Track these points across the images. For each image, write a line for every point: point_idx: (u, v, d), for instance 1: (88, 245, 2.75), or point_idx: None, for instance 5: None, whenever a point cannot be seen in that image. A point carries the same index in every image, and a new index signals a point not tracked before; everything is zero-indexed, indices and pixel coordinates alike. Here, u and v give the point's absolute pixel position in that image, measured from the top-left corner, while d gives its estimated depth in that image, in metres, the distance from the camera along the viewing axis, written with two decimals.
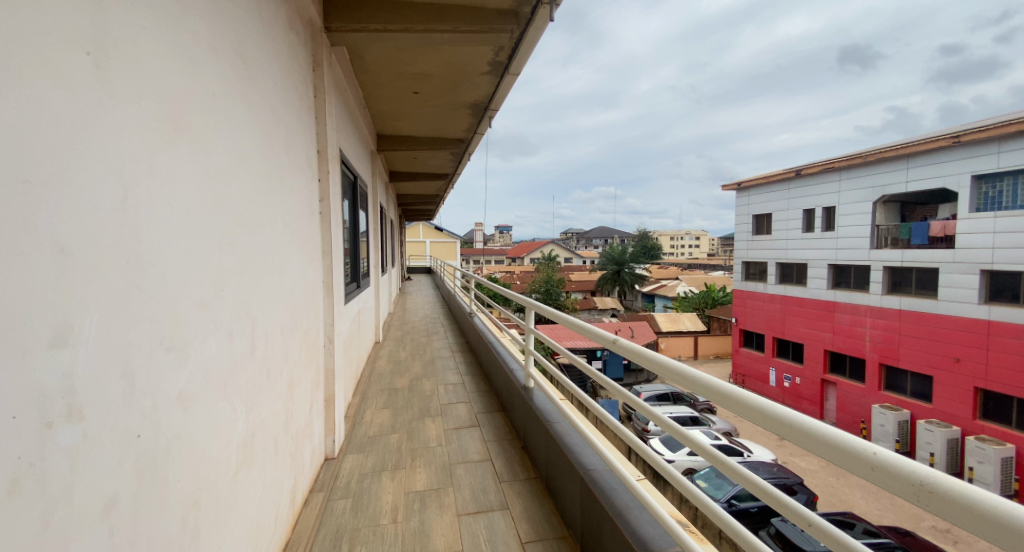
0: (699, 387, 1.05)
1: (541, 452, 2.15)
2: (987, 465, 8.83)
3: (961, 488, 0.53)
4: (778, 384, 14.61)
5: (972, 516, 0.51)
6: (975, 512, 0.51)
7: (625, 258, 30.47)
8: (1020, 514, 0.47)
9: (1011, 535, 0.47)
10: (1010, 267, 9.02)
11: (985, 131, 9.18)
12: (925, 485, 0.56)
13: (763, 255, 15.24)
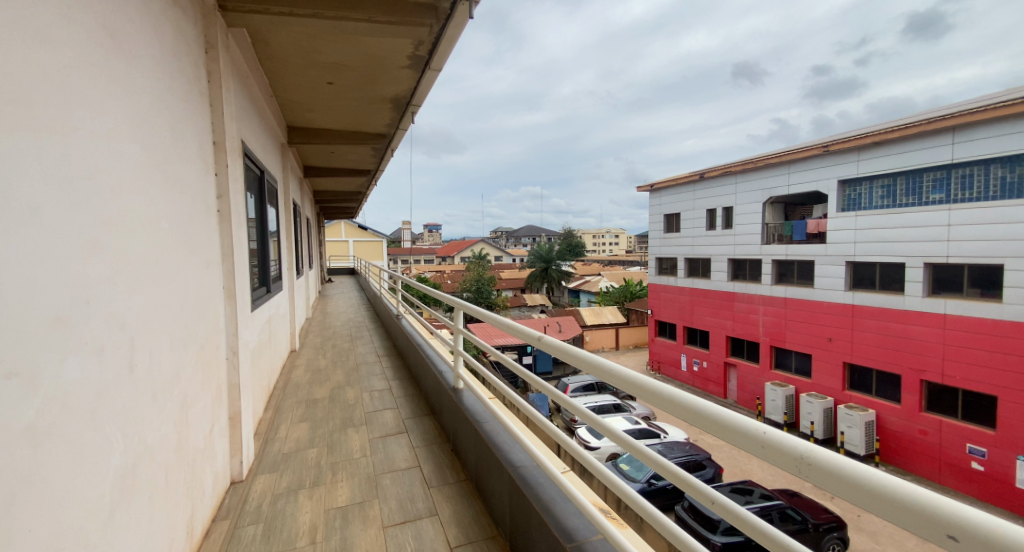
0: (618, 380, 1.11)
1: (470, 453, 2.14)
2: (854, 429, 10.34)
3: (831, 460, 0.61)
4: (689, 368, 15.95)
5: (843, 484, 0.59)
6: (856, 483, 0.58)
7: (552, 256, 31.35)
8: (876, 478, 0.55)
9: (872, 498, 0.56)
10: (868, 258, 10.58)
11: (848, 143, 10.73)
12: (802, 459, 0.64)
13: (675, 251, 16.49)
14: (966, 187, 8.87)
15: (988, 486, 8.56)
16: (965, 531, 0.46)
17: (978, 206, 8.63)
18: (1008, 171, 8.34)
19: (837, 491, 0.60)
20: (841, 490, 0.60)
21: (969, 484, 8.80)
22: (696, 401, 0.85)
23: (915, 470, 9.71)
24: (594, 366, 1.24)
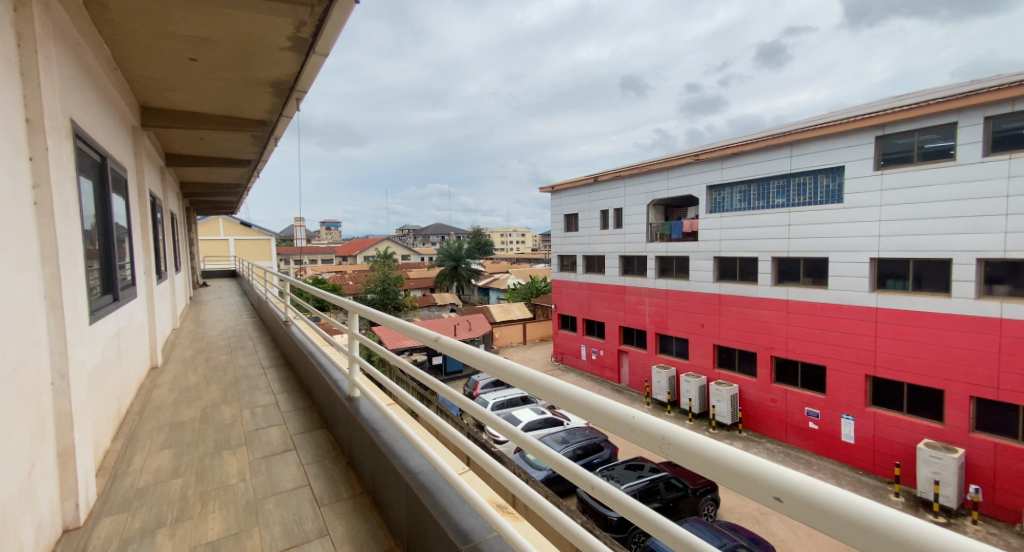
0: (510, 376, 1.14)
1: (367, 464, 2.03)
2: (722, 402, 11.87)
3: (685, 436, 0.72)
4: (588, 357, 17.00)
5: (691, 457, 0.70)
6: (702, 455, 0.69)
7: (461, 254, 31.23)
8: (711, 447, 0.67)
9: (706, 464, 0.68)
10: (732, 253, 12.17)
11: (714, 153, 12.29)
12: (662, 438, 0.74)
13: (574, 249, 17.48)
14: (801, 193, 10.67)
15: (822, 441, 10.39)
16: (782, 489, 0.59)
17: (810, 209, 10.40)
18: (830, 180, 10.16)
19: (702, 470, 0.69)
20: (700, 466, 0.69)
21: (808, 441, 10.61)
22: (584, 394, 0.91)
23: (768, 433, 11.44)
24: (490, 365, 1.24)
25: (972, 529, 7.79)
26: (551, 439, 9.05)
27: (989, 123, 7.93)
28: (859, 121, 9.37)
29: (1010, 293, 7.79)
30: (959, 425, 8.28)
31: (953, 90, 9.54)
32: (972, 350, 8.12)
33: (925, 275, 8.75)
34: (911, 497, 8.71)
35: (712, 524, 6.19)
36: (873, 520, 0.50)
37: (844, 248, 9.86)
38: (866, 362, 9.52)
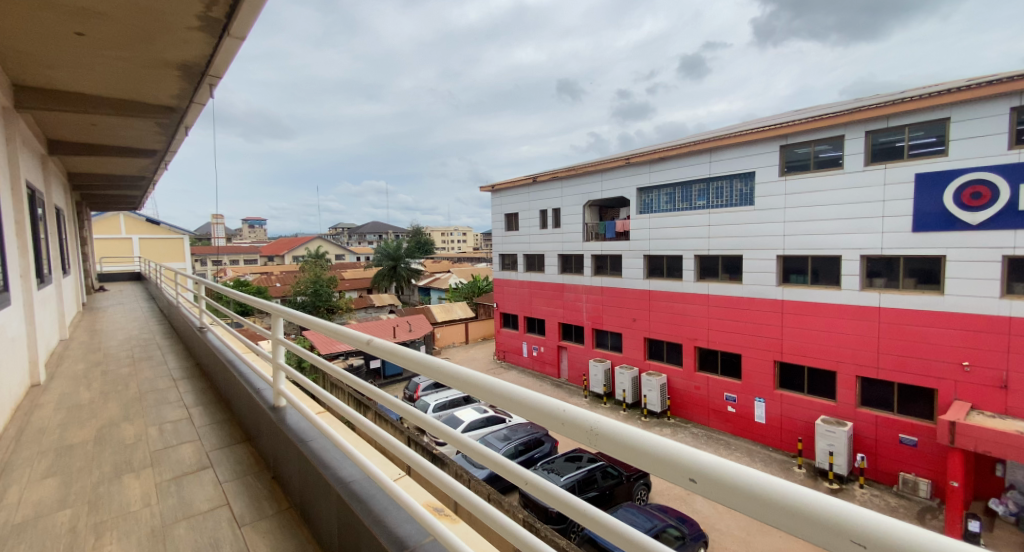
0: (445, 377, 1.14)
1: (294, 477, 1.91)
2: (653, 391, 12.58)
3: (611, 426, 0.76)
4: (529, 354, 17.26)
5: (616, 446, 0.75)
6: (626, 444, 0.73)
7: (399, 254, 30.37)
8: (633, 434, 0.72)
9: (628, 451, 0.73)
10: (660, 251, 12.91)
11: (644, 157, 12.97)
12: (592, 430, 0.78)
13: (514, 248, 17.68)
14: (719, 196, 11.56)
15: (738, 423, 11.36)
16: (693, 470, 0.65)
17: (727, 210, 11.30)
18: (744, 184, 11.10)
19: (627, 458, 0.73)
20: (624, 453, 0.73)
21: (727, 423, 11.54)
22: (520, 392, 0.92)
23: (693, 418, 12.29)
24: (425, 366, 1.22)
25: (859, 492, 8.89)
26: (493, 437, 9.08)
27: (869, 137, 9.07)
28: (768, 132, 10.34)
29: (887, 285, 8.99)
30: (849, 402, 9.43)
31: (843, 106, 10.80)
32: (858, 335, 9.26)
33: (822, 270, 9.84)
34: (811, 468, 9.77)
35: (645, 508, 6.54)
36: (773, 494, 0.57)
37: (756, 246, 10.83)
38: (774, 349, 10.54)
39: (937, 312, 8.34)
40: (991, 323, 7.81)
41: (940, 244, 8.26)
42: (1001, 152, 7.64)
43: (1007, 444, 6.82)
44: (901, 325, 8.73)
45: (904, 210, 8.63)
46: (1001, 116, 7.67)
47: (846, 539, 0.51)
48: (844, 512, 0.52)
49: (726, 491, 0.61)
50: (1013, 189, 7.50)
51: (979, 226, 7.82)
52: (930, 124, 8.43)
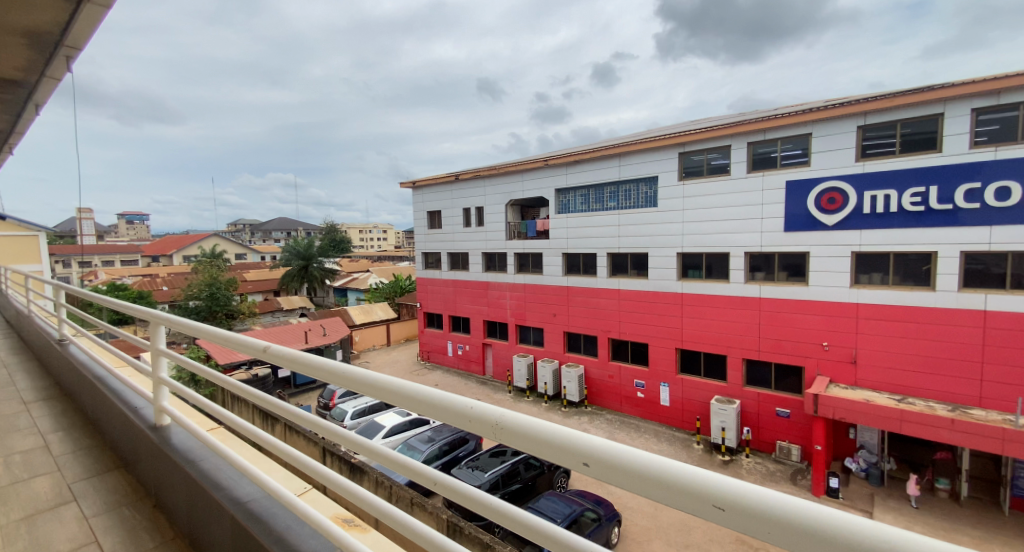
0: (350, 382, 1.10)
1: (180, 504, 1.71)
2: (572, 383, 13.14)
3: (514, 419, 0.80)
4: (454, 353, 17.14)
5: (518, 438, 0.78)
6: (528, 435, 0.77)
7: (312, 252, 28.43)
8: (531, 426, 0.77)
9: (527, 441, 0.77)
10: (577, 249, 13.48)
11: (562, 159, 13.44)
12: (497, 424, 0.82)
13: (437, 246, 17.42)
14: (628, 198, 12.38)
15: (646, 406, 12.27)
16: (585, 455, 0.71)
17: (636, 211, 12.11)
18: (649, 188, 12.00)
19: (533, 449, 0.77)
20: (529, 445, 0.77)
21: (637, 408, 12.41)
22: (429, 392, 0.92)
23: (609, 406, 13.03)
24: (330, 373, 1.16)
25: (746, 462, 10.04)
26: (415, 440, 8.85)
27: (751, 147, 10.27)
28: (670, 139, 11.25)
29: (766, 278, 10.26)
30: (737, 382, 10.64)
31: (732, 119, 12.12)
32: (744, 322, 10.48)
33: (715, 265, 10.96)
34: (708, 443, 10.83)
35: (565, 495, 6.85)
36: (653, 469, 0.64)
37: (660, 244, 11.76)
38: (676, 337, 11.55)
39: (804, 300, 9.68)
40: (843, 308, 9.25)
41: (807, 241, 9.59)
42: (850, 164, 9.03)
43: (856, 410, 8.15)
44: (777, 312, 10.00)
45: (778, 212, 9.90)
46: (850, 133, 9.04)
47: (707, 504, 0.60)
48: (708, 481, 0.61)
49: (617, 473, 0.67)
50: (859, 195, 8.94)
51: (834, 226, 9.23)
52: (798, 138, 9.72)
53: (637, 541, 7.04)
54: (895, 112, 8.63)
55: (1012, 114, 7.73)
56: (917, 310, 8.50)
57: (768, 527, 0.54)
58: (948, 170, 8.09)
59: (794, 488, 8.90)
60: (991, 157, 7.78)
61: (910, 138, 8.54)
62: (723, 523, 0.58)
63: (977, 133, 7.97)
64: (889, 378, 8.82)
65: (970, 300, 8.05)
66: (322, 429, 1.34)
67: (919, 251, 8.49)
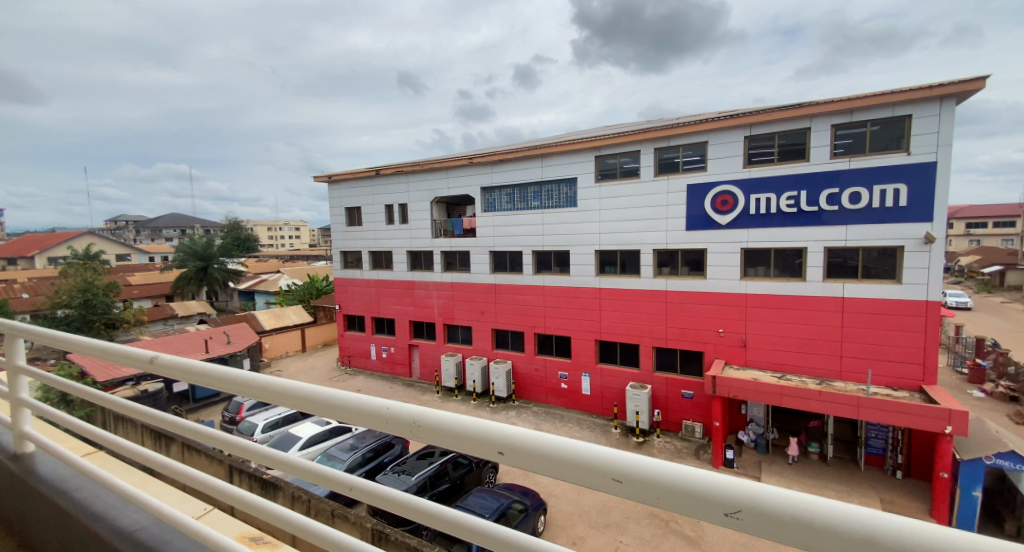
0: (256, 390, 1.05)
1: (51, 541, 1.49)
2: (500, 378, 13.31)
3: (428, 417, 0.83)
4: (378, 356, 16.53)
5: (433, 433, 0.81)
6: (442, 430, 0.80)
7: (212, 252, 25.71)
8: (444, 421, 0.80)
9: (439, 436, 0.80)
10: (503, 247, 13.63)
11: (486, 158, 13.50)
12: (414, 422, 0.84)
13: (357, 245, 16.66)
14: (550, 198, 12.80)
15: (569, 397, 12.80)
16: (498, 444, 0.75)
17: (557, 211, 12.56)
18: (569, 189, 12.51)
19: (448, 444, 0.80)
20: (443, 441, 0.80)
21: (561, 398, 12.90)
22: (340, 396, 0.92)
23: (535, 399, 13.39)
24: (236, 384, 1.10)
25: (658, 441, 10.86)
26: (335, 449, 8.41)
27: (658, 153, 11.12)
28: (589, 142, 11.80)
29: (672, 272, 11.19)
30: (649, 368, 11.51)
31: (642, 126, 13.03)
32: (655, 314, 11.34)
33: (629, 262, 11.74)
34: (624, 427, 11.56)
35: (493, 489, 6.95)
36: (560, 450, 0.71)
37: (581, 242, 12.31)
38: (596, 330, 12.20)
39: (704, 292, 10.70)
40: (736, 298, 10.37)
41: (706, 239, 10.60)
42: (739, 170, 10.16)
43: (746, 388, 9.19)
44: (682, 303, 10.96)
45: (680, 213, 10.87)
46: (739, 142, 10.15)
47: (607, 478, 0.67)
48: (608, 459, 0.68)
49: (527, 459, 0.72)
50: (746, 198, 10.08)
51: (727, 225, 10.31)
52: (696, 145, 10.69)
53: (561, 527, 7.33)
54: (775, 125, 9.82)
55: (861, 131, 9.13)
56: (793, 298, 9.78)
57: (659, 493, 0.62)
58: (815, 178, 9.40)
59: (697, 462, 9.82)
60: (846, 166, 9.15)
61: (786, 148, 9.77)
62: (621, 494, 0.66)
63: (837, 145, 9.30)
64: (773, 358, 10.07)
65: (832, 288, 9.43)
66: (230, 445, 1.25)
67: (793, 247, 9.78)
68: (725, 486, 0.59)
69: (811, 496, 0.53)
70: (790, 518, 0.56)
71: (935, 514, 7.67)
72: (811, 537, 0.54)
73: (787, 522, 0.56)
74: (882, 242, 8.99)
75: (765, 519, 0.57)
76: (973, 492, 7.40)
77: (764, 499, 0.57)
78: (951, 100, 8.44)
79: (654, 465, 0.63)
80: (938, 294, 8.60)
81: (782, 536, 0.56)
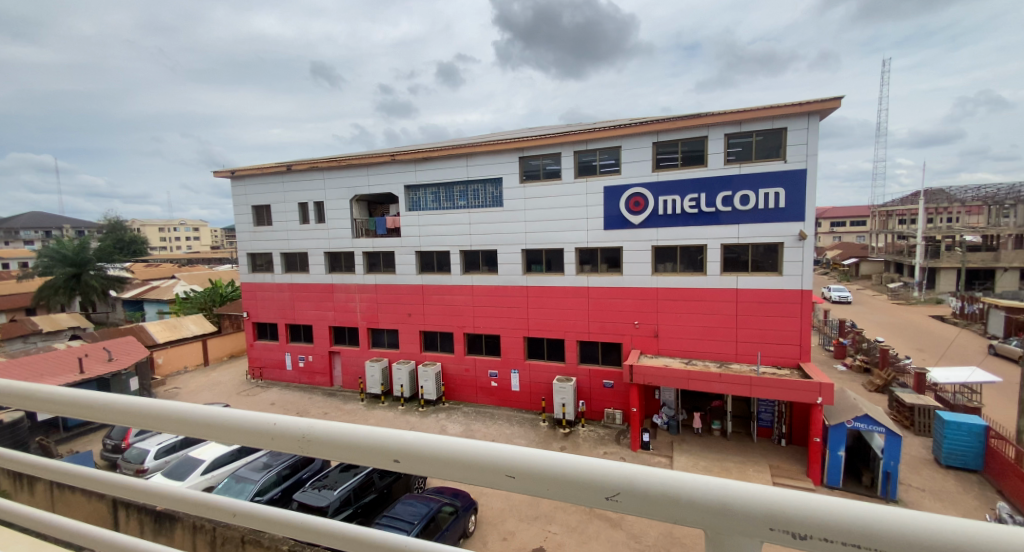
0: (152, 420, 1.13)
1: None
2: (429, 381, 13.02)
3: (315, 431, 0.99)
4: (295, 366, 15.46)
5: (318, 442, 0.98)
6: (329, 443, 0.97)
7: (88, 256, 22.32)
8: (323, 434, 0.98)
9: (321, 445, 0.97)
10: (430, 247, 13.39)
11: (408, 156, 13.18)
12: (305, 438, 1.00)
13: (267, 246, 15.40)
14: (476, 198, 12.82)
15: (500, 395, 12.92)
16: (381, 451, 0.92)
17: (484, 211, 12.60)
18: (495, 188, 12.61)
19: (340, 455, 0.96)
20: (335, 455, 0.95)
21: (491, 397, 12.98)
22: (237, 417, 1.05)
23: (465, 399, 13.35)
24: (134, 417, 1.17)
25: (583, 431, 11.34)
26: (245, 470, 7.73)
27: (577, 156, 11.62)
28: (511, 143, 11.99)
29: (593, 270, 11.75)
30: (574, 361, 11.99)
31: (562, 129, 13.52)
32: (577, 309, 11.84)
33: (554, 260, 12.12)
34: (552, 420, 11.91)
35: (423, 494, 6.84)
36: (457, 456, 0.86)
37: (506, 241, 12.47)
38: (523, 327, 12.45)
39: (622, 287, 11.37)
40: (649, 292, 11.16)
41: (622, 237, 11.30)
42: (649, 173, 10.93)
43: (660, 375, 9.92)
44: (602, 298, 11.56)
45: (599, 214, 11.45)
46: (648, 148, 10.92)
47: (502, 475, 0.82)
48: (502, 460, 0.83)
49: (417, 462, 0.88)
50: (655, 199, 10.87)
51: (640, 225, 11.06)
52: (611, 150, 11.32)
53: (492, 524, 7.41)
54: (679, 133, 10.68)
55: (749, 140, 10.23)
56: (697, 290, 10.75)
57: (544, 485, 0.79)
58: (712, 182, 10.40)
59: (618, 447, 10.40)
60: (737, 171, 10.22)
61: (688, 154, 10.69)
62: (512, 487, 0.81)
63: (730, 152, 10.36)
64: (681, 345, 11.00)
65: (728, 281, 10.51)
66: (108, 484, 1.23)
67: (696, 244, 10.73)
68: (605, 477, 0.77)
69: (677, 478, 0.72)
70: (659, 495, 0.73)
71: (810, 475, 8.89)
72: (671, 509, 0.72)
73: (655, 501, 0.73)
74: (767, 238, 10.16)
75: (637, 500, 0.74)
76: (838, 452, 8.66)
77: (636, 484, 0.75)
78: (815, 116, 9.72)
79: (538, 459, 0.80)
80: (809, 284, 9.90)
81: (647, 513, 0.73)
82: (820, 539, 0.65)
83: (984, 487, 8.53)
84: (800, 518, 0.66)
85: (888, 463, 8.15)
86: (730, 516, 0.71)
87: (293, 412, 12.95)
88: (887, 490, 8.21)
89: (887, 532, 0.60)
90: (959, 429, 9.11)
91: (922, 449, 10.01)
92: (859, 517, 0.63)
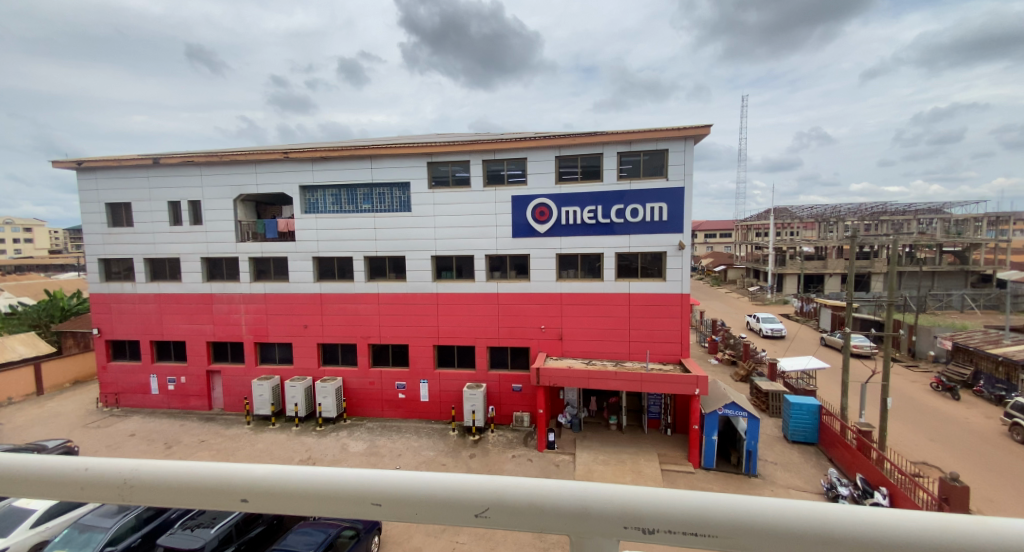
0: None
1: None
2: (328, 398, 12.15)
3: (136, 478, 1.12)
4: (163, 390, 13.43)
5: (137, 488, 1.11)
6: (160, 488, 1.09)
7: None
8: (143, 479, 1.12)
9: (144, 493, 1.10)
10: (330, 253, 12.54)
11: (304, 154, 12.23)
12: (129, 483, 1.12)
13: (127, 250, 13.26)
14: (382, 201, 12.32)
15: (408, 406, 12.50)
16: (225, 492, 1.08)
17: (390, 215, 12.19)
18: (402, 193, 12.25)
19: (166, 499, 1.10)
20: (161, 499, 1.09)
21: (398, 409, 12.49)
22: (50, 472, 1.12)
23: (369, 413, 12.66)
24: None
25: (492, 436, 11.38)
26: (93, 517, 6.51)
27: (486, 165, 11.78)
28: (416, 147, 11.77)
29: (502, 276, 11.97)
30: (483, 368, 12.07)
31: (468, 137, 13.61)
32: (485, 315, 11.96)
33: (464, 267, 12.10)
34: (462, 428, 11.81)
35: (319, 521, 6.36)
36: (323, 487, 1.05)
37: (414, 248, 12.17)
38: (432, 335, 12.23)
39: (529, 293, 11.74)
40: (553, 297, 11.67)
41: (528, 245, 11.69)
42: (552, 185, 11.46)
43: (564, 376, 10.39)
44: (510, 304, 11.82)
45: (507, 222, 11.72)
46: (550, 161, 11.45)
47: (368, 503, 1.03)
48: (372, 493, 1.04)
49: (267, 501, 1.06)
50: (558, 209, 11.43)
51: (545, 233, 11.54)
52: (517, 160, 11.68)
53: (397, 542, 7.09)
54: (579, 149, 11.37)
55: (638, 159, 11.21)
56: (595, 295, 11.49)
57: (414, 508, 1.01)
58: (607, 195, 11.23)
59: (525, 449, 10.62)
60: (628, 187, 11.15)
61: (587, 169, 11.43)
62: (379, 512, 1.03)
63: (622, 169, 11.28)
64: (582, 346, 11.64)
65: (621, 286, 11.37)
66: None
67: (594, 252, 11.48)
68: (479, 498, 1.00)
69: (543, 490, 1.00)
70: (516, 508, 0.99)
71: (691, 459, 9.94)
72: (540, 517, 0.98)
73: (519, 512, 0.99)
74: (655, 247, 11.18)
75: (500, 515, 0.99)
76: (712, 437, 9.78)
77: (496, 503, 0.99)
78: (690, 140, 10.94)
79: (407, 484, 1.03)
80: (688, 288, 11.09)
81: (509, 524, 0.98)
82: (663, 531, 0.93)
83: (820, 456, 10.27)
84: (648, 515, 0.94)
85: (750, 442, 9.41)
86: (590, 519, 0.98)
87: (159, 442, 11.18)
88: (749, 467, 9.50)
89: (695, 504, 0.92)
90: (802, 409, 10.86)
91: (775, 428, 11.76)
92: (688, 508, 0.93)
